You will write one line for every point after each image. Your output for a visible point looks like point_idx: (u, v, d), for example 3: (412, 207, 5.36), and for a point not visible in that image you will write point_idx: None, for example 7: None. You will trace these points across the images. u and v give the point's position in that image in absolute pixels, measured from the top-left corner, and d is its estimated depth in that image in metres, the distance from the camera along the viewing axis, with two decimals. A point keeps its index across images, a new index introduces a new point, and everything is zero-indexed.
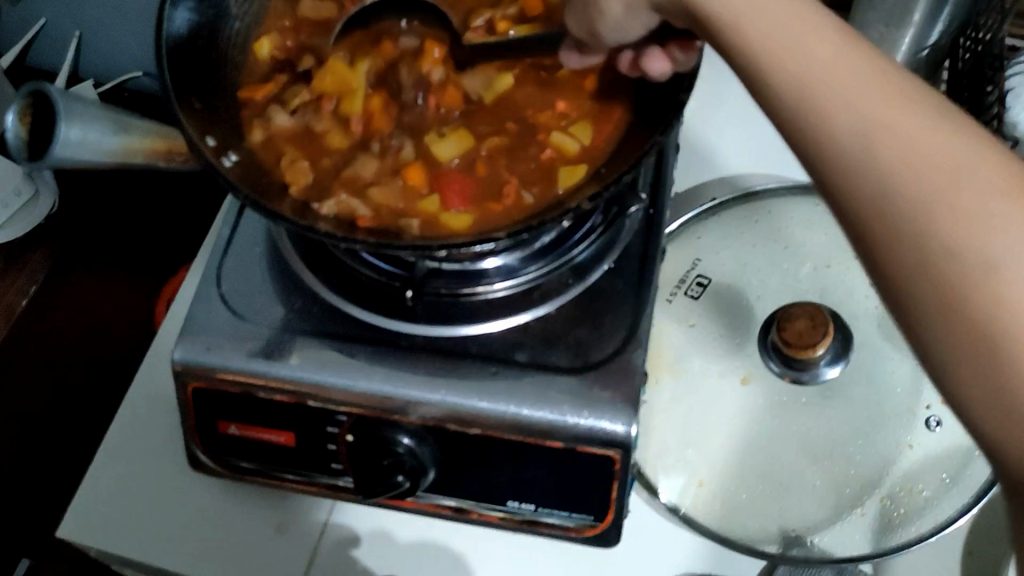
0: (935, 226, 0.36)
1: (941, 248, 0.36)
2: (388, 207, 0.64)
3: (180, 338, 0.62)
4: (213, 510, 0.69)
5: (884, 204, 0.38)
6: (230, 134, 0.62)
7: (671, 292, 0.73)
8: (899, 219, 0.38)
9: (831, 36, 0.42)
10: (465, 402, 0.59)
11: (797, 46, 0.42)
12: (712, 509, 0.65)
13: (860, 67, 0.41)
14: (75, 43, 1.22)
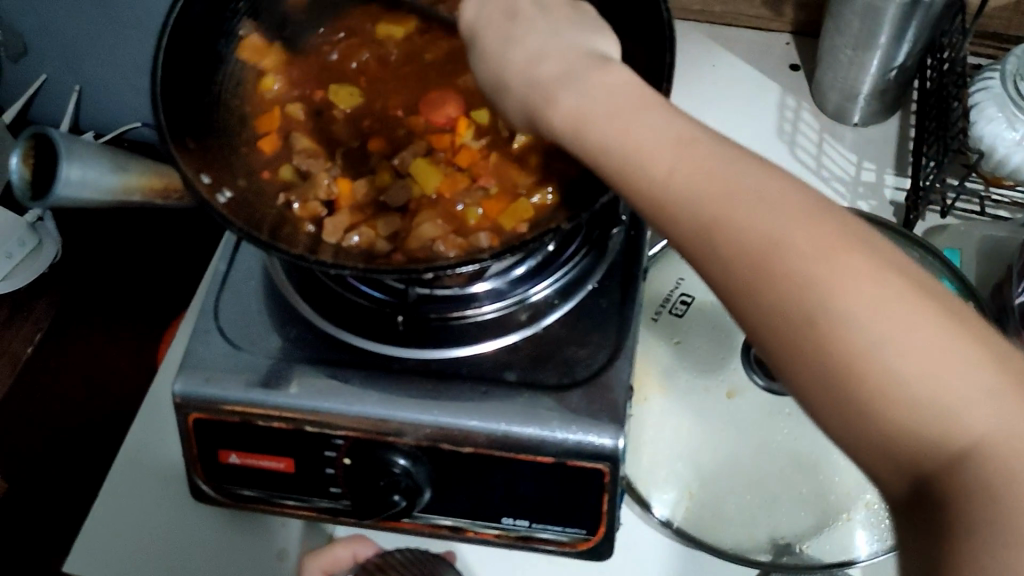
0: (789, 304, 0.41)
1: (866, 391, 0.38)
2: (438, 214, 0.67)
3: (180, 371, 0.64)
4: (218, 539, 0.70)
5: (812, 354, 0.40)
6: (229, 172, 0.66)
7: (656, 311, 0.76)
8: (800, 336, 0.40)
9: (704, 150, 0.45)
10: (457, 422, 0.61)
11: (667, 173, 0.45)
12: (706, 520, 0.66)
13: (713, 187, 0.43)
14: (75, 96, 1.26)
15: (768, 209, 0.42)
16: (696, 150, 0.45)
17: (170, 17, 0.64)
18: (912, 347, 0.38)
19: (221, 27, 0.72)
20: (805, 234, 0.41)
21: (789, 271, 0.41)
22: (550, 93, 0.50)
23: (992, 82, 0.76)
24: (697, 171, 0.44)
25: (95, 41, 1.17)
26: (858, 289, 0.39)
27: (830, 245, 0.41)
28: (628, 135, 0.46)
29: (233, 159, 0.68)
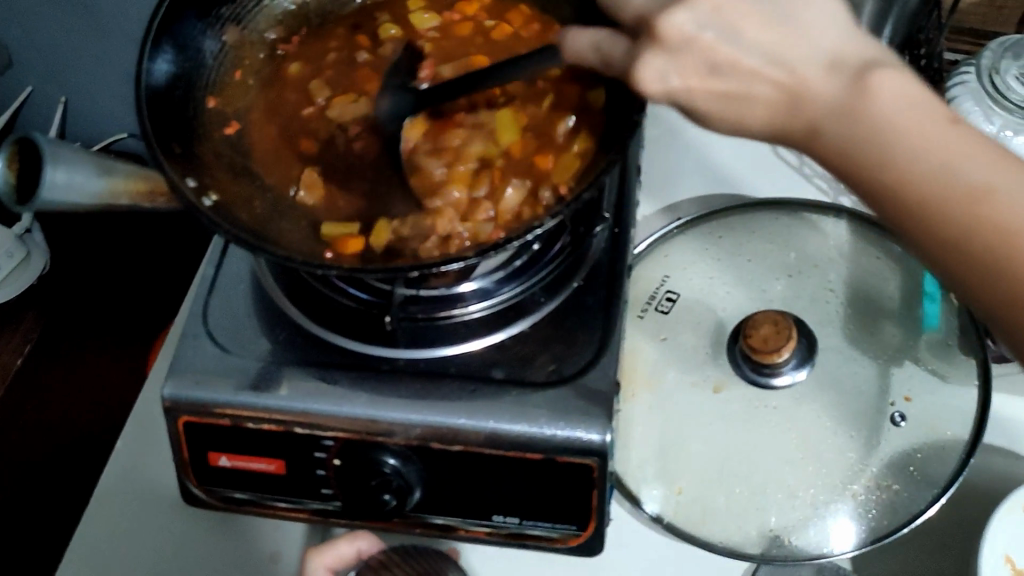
0: (917, 179, 0.46)
1: (993, 238, 0.45)
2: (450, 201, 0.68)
3: (169, 375, 0.64)
4: (209, 545, 0.70)
5: (950, 213, 0.46)
6: (213, 174, 0.66)
7: (642, 309, 0.76)
8: (935, 200, 0.46)
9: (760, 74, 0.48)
10: (445, 421, 0.61)
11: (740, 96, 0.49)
12: (694, 515, 0.67)
13: (907, 115, 0.46)
14: (61, 108, 1.26)
15: (935, 126, 0.46)
16: (867, 88, 0.46)
17: (152, 24, 0.64)
18: (1001, 173, 0.46)
19: (205, 32, 0.71)
20: (938, 138, 0.46)
21: (926, 171, 0.46)
22: (726, 67, 0.48)
23: (968, 77, 0.77)
24: (925, 122, 0.46)
25: (80, 52, 1.18)
26: (983, 167, 0.46)
27: (951, 131, 0.46)
28: (893, 110, 0.46)
29: (220, 162, 0.68)
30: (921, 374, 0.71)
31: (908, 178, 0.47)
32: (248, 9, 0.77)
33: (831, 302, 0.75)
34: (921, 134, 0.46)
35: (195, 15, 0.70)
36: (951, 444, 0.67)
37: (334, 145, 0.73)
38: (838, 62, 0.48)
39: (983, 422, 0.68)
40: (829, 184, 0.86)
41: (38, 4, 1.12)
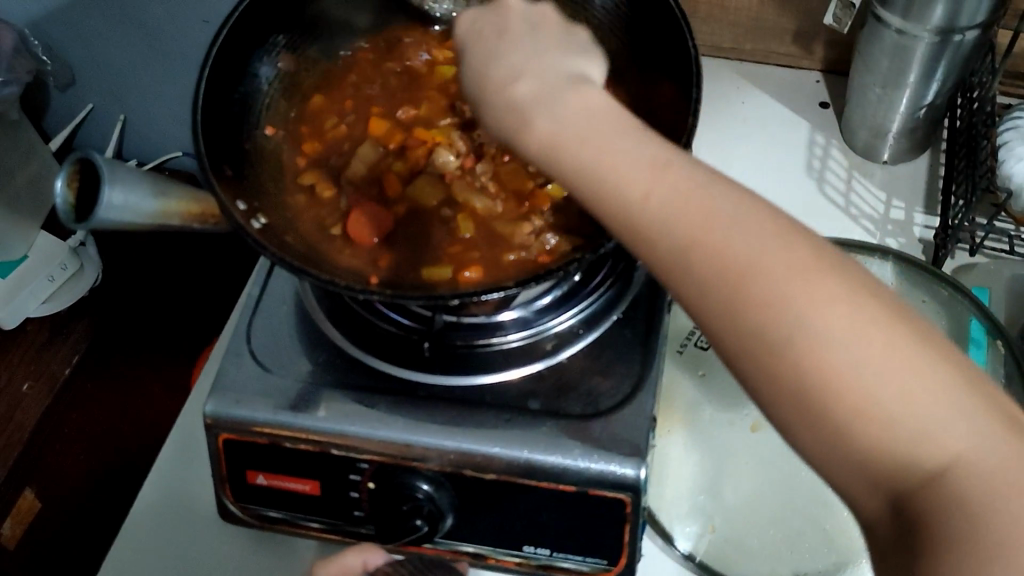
0: (743, 288, 0.41)
1: (832, 403, 0.38)
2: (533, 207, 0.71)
3: (211, 392, 0.65)
4: (242, 562, 0.71)
5: (757, 347, 0.40)
6: (288, 211, 0.69)
7: (682, 344, 0.76)
8: (751, 323, 0.41)
9: (671, 172, 0.45)
10: (480, 448, 0.61)
11: (599, 148, 0.46)
12: (729, 556, 0.65)
13: (721, 215, 0.43)
14: (120, 126, 1.29)
15: (696, 186, 0.44)
16: (666, 162, 0.45)
17: (211, 50, 0.66)
18: (832, 321, 0.39)
19: (261, 58, 0.73)
20: (753, 238, 0.42)
21: (767, 284, 0.40)
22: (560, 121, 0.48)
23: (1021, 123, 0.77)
24: (674, 170, 0.45)
25: (141, 72, 1.21)
26: (755, 246, 0.41)
27: (765, 242, 0.41)
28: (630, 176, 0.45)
29: (274, 187, 0.70)
30: None
31: (681, 253, 0.43)
32: (304, 38, 0.78)
33: None
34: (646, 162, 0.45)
35: (252, 42, 0.71)
36: None
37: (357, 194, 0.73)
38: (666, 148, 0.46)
39: None
40: (876, 225, 0.84)
41: (103, 25, 1.15)
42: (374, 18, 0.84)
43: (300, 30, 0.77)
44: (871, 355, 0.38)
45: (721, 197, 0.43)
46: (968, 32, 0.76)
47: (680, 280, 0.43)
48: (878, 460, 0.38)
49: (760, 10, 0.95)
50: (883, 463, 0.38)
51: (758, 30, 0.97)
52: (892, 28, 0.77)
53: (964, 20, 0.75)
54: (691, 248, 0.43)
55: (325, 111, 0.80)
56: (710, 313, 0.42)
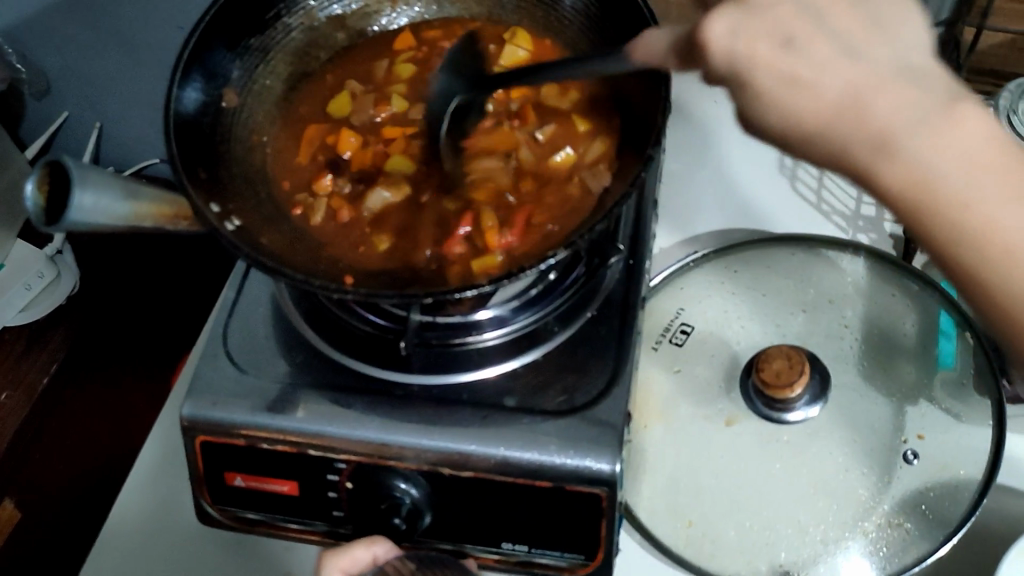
0: (945, 196, 0.46)
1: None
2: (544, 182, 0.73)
3: (188, 395, 0.66)
4: (221, 565, 0.71)
5: (973, 233, 0.47)
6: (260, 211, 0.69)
7: (657, 340, 0.77)
8: (970, 227, 0.47)
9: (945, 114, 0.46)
10: (456, 446, 0.62)
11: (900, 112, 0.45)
12: (703, 547, 0.67)
13: (982, 149, 0.46)
14: (96, 133, 1.29)
15: (980, 128, 0.46)
16: (955, 113, 0.45)
17: (183, 53, 0.67)
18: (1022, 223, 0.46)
19: (234, 61, 0.73)
20: (1008, 168, 0.46)
21: (961, 193, 0.46)
22: (861, 54, 0.46)
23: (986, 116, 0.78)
24: (967, 128, 0.46)
25: (116, 78, 1.21)
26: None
27: (987, 152, 0.46)
28: (926, 162, 0.46)
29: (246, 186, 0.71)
30: (935, 413, 0.70)
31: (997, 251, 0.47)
32: (276, 40, 0.78)
33: (846, 338, 0.75)
34: (963, 136, 0.46)
35: (225, 46, 0.72)
36: (963, 483, 0.67)
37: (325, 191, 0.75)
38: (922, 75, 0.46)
39: (996, 463, 0.67)
40: (847, 221, 0.86)
41: (77, 33, 1.15)
42: (348, 21, 0.84)
43: (272, 33, 0.77)
44: None
45: (964, 133, 0.46)
46: None
47: (891, 194, 0.48)
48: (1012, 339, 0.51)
49: None
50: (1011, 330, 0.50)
51: None
52: None
53: None
54: (922, 183, 0.46)
55: (300, 104, 0.80)
56: (901, 208, 0.48)
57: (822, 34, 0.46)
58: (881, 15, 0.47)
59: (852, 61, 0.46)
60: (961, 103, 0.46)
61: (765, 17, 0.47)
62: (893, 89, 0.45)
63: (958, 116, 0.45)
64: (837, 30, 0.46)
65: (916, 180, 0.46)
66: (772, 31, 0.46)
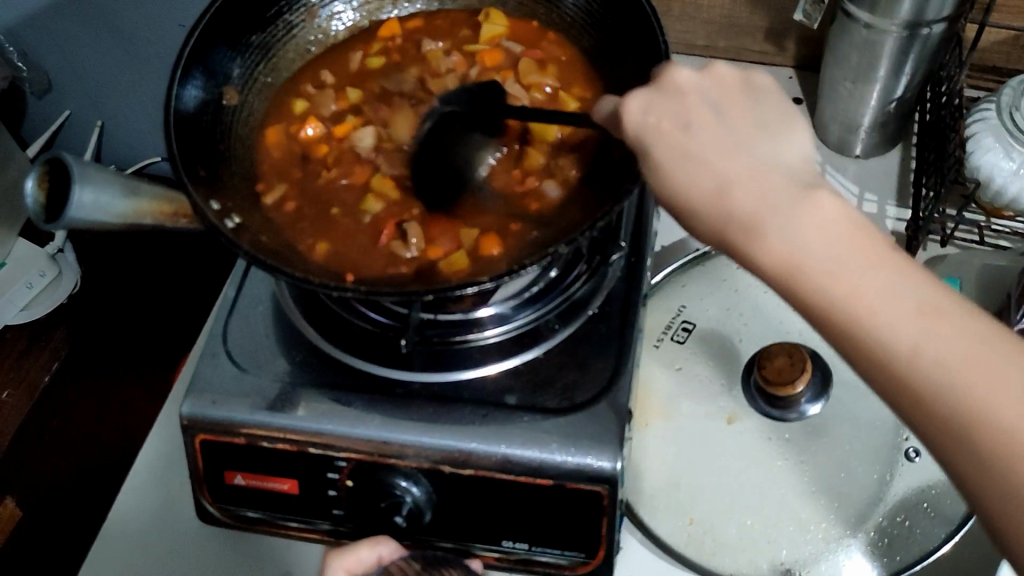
0: (842, 300, 0.46)
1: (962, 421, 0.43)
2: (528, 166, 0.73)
3: (188, 393, 0.66)
4: (222, 563, 0.71)
5: (897, 358, 0.44)
6: (259, 211, 0.69)
7: (658, 338, 0.77)
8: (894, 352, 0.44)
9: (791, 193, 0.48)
10: (457, 444, 0.62)
11: (722, 193, 0.49)
12: (705, 546, 0.66)
13: (862, 250, 0.46)
14: (97, 132, 1.29)
15: (851, 231, 0.47)
16: (811, 203, 0.48)
17: (183, 51, 0.66)
18: (926, 335, 0.44)
19: (235, 59, 0.73)
20: (878, 272, 0.46)
21: (871, 298, 0.45)
22: (693, 125, 0.52)
23: (988, 113, 0.78)
24: (823, 218, 0.47)
25: (118, 77, 1.21)
26: (890, 314, 0.45)
27: (858, 246, 0.47)
28: (792, 241, 0.47)
29: (244, 182, 0.70)
30: None
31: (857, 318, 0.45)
32: (276, 38, 0.78)
33: None
34: (818, 215, 0.47)
35: (224, 45, 0.72)
36: None
37: (286, 186, 0.73)
38: (794, 176, 0.50)
39: None
40: None
41: (79, 32, 1.15)
42: (349, 18, 0.84)
43: (272, 30, 0.77)
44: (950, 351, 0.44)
45: (825, 216, 0.47)
46: (935, 26, 0.77)
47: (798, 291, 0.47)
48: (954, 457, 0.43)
49: (733, 9, 0.96)
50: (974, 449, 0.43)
51: (730, 27, 0.98)
52: (861, 23, 0.78)
53: (931, 14, 0.76)
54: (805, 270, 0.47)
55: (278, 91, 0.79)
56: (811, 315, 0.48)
57: (713, 120, 0.52)
58: (764, 110, 0.54)
59: (734, 152, 0.51)
60: (819, 190, 0.48)
61: (679, 101, 0.53)
62: (748, 174, 0.49)
63: (812, 203, 0.48)
64: (730, 122, 0.52)
65: (787, 258, 0.47)
66: (668, 122, 0.52)
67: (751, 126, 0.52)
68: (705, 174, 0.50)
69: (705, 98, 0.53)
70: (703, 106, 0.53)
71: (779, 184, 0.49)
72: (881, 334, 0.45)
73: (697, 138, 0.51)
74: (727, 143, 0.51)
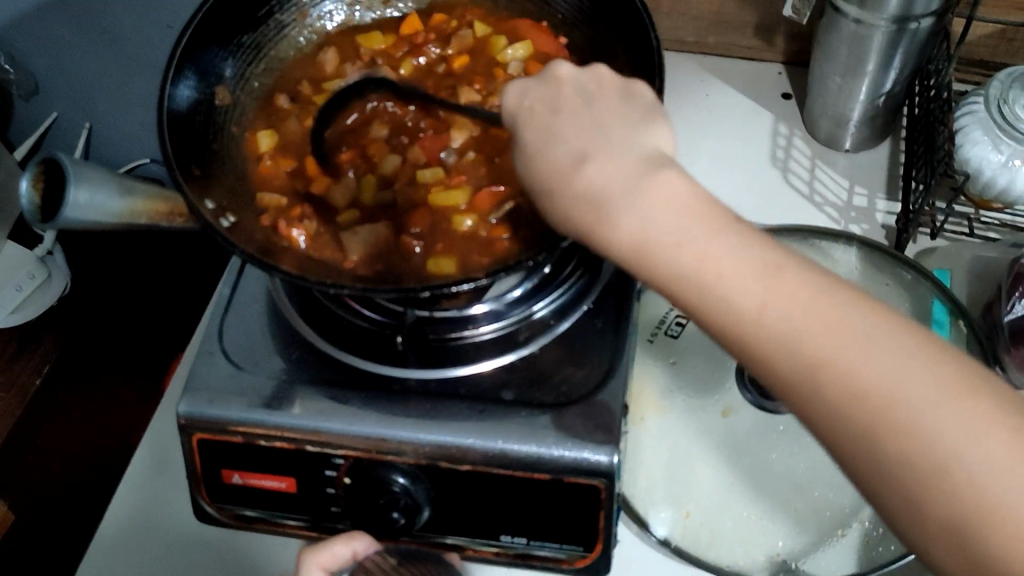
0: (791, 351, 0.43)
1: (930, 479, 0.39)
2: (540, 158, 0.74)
3: (185, 393, 0.65)
4: (222, 561, 0.72)
5: (846, 420, 0.42)
6: (248, 210, 0.69)
7: (652, 333, 0.77)
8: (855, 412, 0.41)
9: (701, 222, 0.47)
10: (455, 440, 0.62)
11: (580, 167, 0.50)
12: (702, 539, 0.66)
13: (796, 295, 0.44)
14: (86, 133, 1.27)
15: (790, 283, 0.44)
16: (659, 182, 0.48)
17: (176, 50, 0.66)
18: (892, 379, 0.41)
19: (227, 58, 0.73)
20: (837, 327, 0.43)
21: (824, 352, 0.42)
22: (561, 108, 0.53)
23: (976, 106, 0.79)
24: (666, 189, 0.48)
25: (106, 78, 1.21)
26: (739, 275, 0.45)
27: (809, 305, 0.44)
28: (642, 218, 0.47)
29: (237, 182, 0.71)
30: None
31: (708, 288, 0.45)
32: (268, 37, 0.78)
33: None
34: (664, 190, 0.48)
35: (217, 43, 0.72)
36: None
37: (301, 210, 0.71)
38: (649, 157, 0.50)
39: None
40: (840, 212, 0.86)
41: (65, 32, 1.14)
42: (340, 17, 0.84)
43: (264, 30, 0.77)
44: (917, 402, 0.40)
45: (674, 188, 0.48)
46: (923, 20, 0.77)
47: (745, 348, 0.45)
48: (933, 509, 0.39)
49: (722, 5, 0.96)
50: (966, 505, 0.38)
51: (719, 23, 0.98)
52: (850, 17, 0.78)
53: (919, 9, 0.76)
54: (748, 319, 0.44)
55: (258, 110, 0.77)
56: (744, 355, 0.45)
57: (578, 103, 0.53)
58: (632, 108, 0.53)
59: (591, 132, 0.51)
60: (665, 168, 0.49)
61: (548, 81, 0.56)
62: (622, 163, 0.49)
63: (661, 180, 0.48)
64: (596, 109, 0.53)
65: (635, 242, 0.47)
66: (542, 106, 0.54)
67: (613, 115, 0.53)
68: (559, 149, 0.51)
69: (582, 88, 0.55)
70: (575, 92, 0.55)
71: (627, 164, 0.49)
72: (871, 394, 0.41)
73: (560, 108, 0.53)
74: (589, 125, 0.52)
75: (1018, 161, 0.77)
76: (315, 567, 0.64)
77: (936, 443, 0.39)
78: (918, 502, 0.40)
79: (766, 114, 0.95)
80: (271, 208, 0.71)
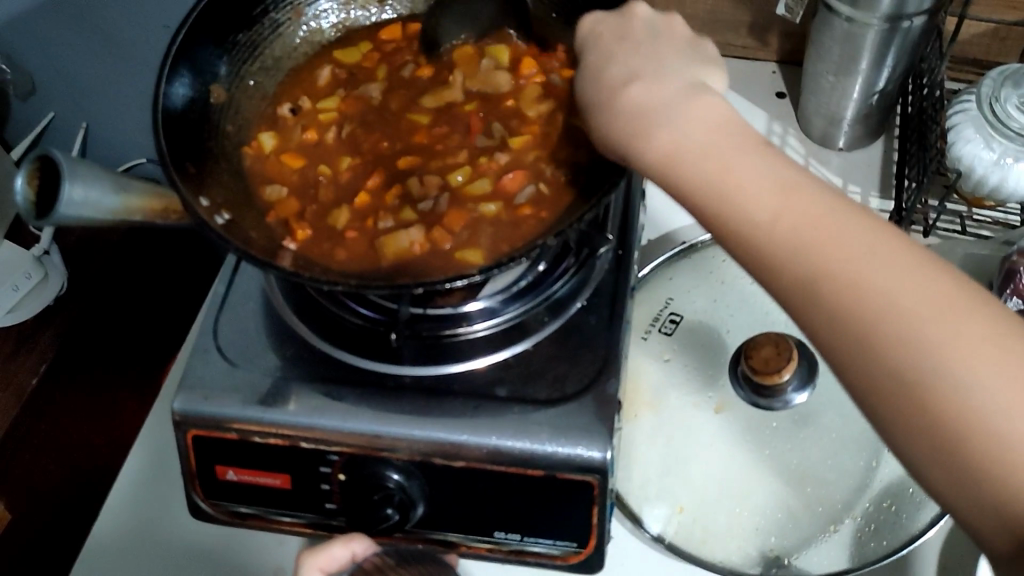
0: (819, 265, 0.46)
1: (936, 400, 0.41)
2: (540, 146, 0.75)
3: (180, 389, 0.66)
4: (216, 559, 0.72)
5: (864, 341, 0.44)
6: (244, 207, 0.69)
7: (646, 330, 0.77)
8: (876, 332, 0.43)
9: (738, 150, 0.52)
10: (448, 436, 0.62)
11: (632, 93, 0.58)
12: (694, 537, 0.67)
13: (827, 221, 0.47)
14: (82, 134, 1.27)
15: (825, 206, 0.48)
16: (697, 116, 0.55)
17: (171, 47, 0.66)
18: (918, 303, 0.43)
19: (221, 56, 0.74)
20: (865, 246, 0.46)
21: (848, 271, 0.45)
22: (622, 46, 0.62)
23: (969, 104, 0.80)
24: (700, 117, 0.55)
25: (103, 78, 1.21)
26: (758, 190, 0.50)
27: (839, 229, 0.47)
28: (678, 134, 0.54)
29: (232, 180, 0.71)
30: None
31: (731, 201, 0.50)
32: (262, 36, 0.79)
33: None
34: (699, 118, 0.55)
35: (212, 41, 0.72)
36: None
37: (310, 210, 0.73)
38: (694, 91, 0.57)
39: None
40: None
41: (61, 32, 1.14)
42: (333, 17, 0.85)
43: (258, 28, 0.78)
44: (934, 323, 0.42)
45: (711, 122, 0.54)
46: (915, 19, 0.77)
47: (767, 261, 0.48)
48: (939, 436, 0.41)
49: (717, 4, 0.97)
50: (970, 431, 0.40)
51: (714, 22, 0.99)
52: (842, 16, 0.79)
53: (911, 7, 0.76)
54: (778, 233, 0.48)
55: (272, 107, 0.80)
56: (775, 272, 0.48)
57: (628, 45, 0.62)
58: (693, 51, 0.62)
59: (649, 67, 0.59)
60: (703, 99, 0.56)
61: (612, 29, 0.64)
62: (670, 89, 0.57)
63: (694, 105, 0.55)
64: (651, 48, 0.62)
65: (665, 154, 0.54)
66: (610, 34, 0.63)
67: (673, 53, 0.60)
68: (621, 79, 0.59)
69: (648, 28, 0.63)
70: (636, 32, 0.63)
71: (672, 92, 0.57)
72: (893, 315, 0.43)
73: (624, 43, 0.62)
74: (649, 60, 0.60)
75: (1009, 160, 0.77)
76: (314, 569, 0.63)
77: (940, 361, 0.41)
78: (925, 430, 0.41)
79: (760, 113, 0.95)
80: (275, 211, 0.72)
